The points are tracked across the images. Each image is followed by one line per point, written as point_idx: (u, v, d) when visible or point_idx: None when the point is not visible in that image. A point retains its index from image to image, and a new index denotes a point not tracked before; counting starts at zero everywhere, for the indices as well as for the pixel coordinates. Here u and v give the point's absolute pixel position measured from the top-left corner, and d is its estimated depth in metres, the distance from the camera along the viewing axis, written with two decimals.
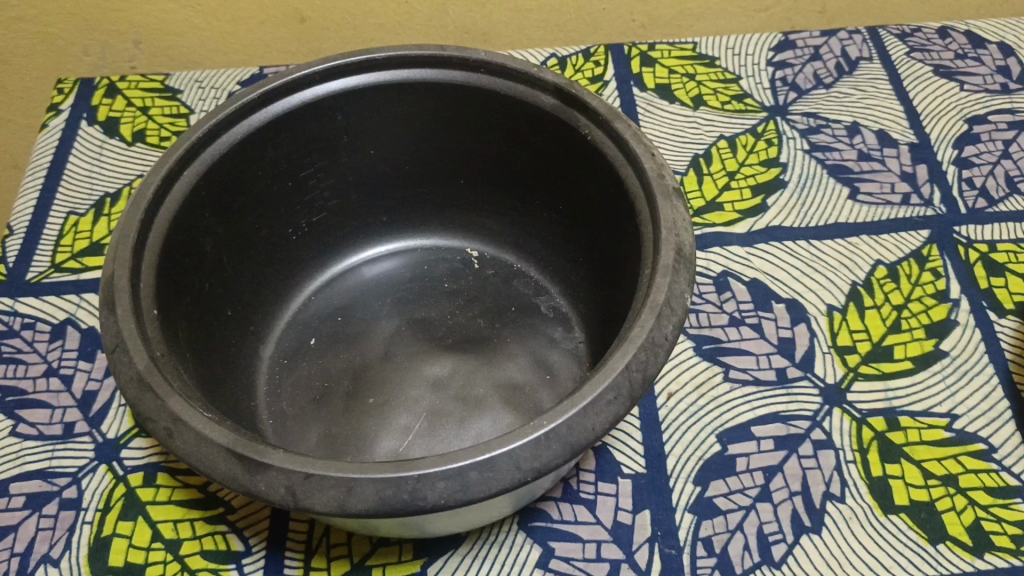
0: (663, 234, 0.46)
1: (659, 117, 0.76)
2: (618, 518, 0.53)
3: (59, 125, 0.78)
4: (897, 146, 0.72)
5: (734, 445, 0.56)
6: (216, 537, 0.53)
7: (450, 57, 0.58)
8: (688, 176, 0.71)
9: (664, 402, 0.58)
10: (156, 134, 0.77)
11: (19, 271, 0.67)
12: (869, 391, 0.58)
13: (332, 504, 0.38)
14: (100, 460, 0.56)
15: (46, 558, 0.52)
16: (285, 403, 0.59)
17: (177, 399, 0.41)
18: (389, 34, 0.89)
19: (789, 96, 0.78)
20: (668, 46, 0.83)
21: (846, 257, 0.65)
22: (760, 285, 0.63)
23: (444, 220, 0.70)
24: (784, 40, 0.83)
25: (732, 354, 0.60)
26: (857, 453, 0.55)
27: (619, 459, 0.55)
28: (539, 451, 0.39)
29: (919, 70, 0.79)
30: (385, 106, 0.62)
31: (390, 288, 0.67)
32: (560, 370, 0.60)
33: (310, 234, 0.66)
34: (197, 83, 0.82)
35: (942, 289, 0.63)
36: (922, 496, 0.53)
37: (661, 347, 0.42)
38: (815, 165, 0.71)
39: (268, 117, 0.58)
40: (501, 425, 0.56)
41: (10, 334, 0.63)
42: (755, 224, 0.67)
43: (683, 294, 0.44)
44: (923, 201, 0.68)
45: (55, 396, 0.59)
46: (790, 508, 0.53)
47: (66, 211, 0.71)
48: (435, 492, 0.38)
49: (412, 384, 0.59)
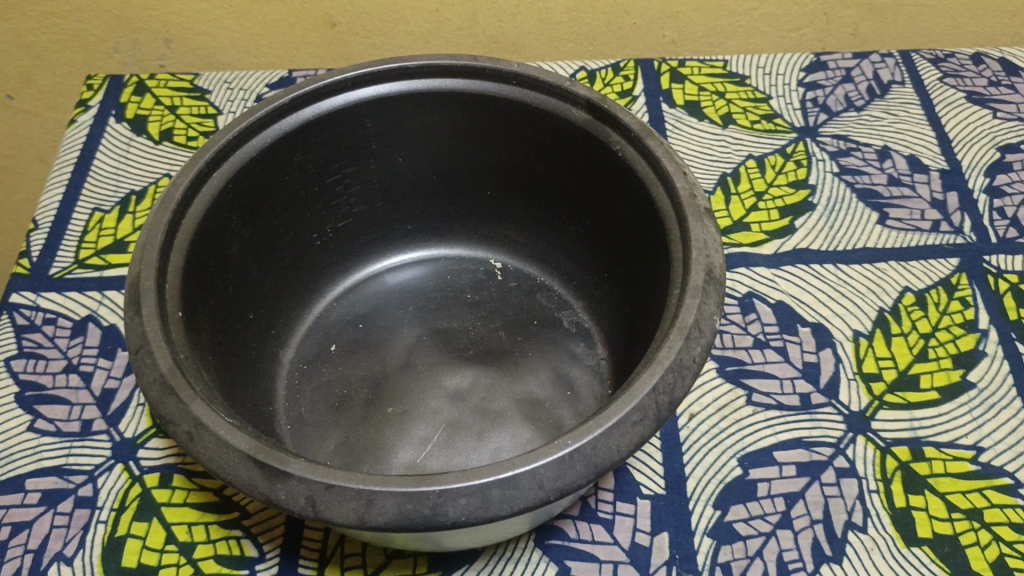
0: (694, 255, 0.45)
1: (687, 134, 0.75)
2: (636, 540, 0.52)
3: (87, 121, 0.78)
4: (928, 172, 0.72)
5: (756, 469, 0.55)
6: (230, 542, 0.52)
7: (482, 68, 0.58)
8: (715, 195, 0.71)
9: (685, 423, 0.57)
10: (184, 133, 0.77)
11: (43, 266, 0.67)
12: (894, 420, 0.57)
13: (352, 516, 0.37)
14: (116, 459, 0.56)
15: (59, 556, 0.52)
16: (304, 409, 0.59)
17: (199, 404, 0.41)
18: (419, 41, 0.89)
19: (820, 117, 0.77)
20: (699, 63, 0.82)
21: (874, 283, 0.64)
22: (786, 308, 0.63)
23: (468, 230, 0.69)
24: (816, 61, 0.82)
25: (756, 377, 0.59)
26: (881, 483, 0.54)
27: (638, 479, 0.55)
28: (562, 471, 0.38)
29: (952, 96, 0.78)
30: (415, 114, 0.62)
31: (412, 296, 0.67)
32: (581, 387, 0.59)
33: (334, 239, 0.66)
34: (226, 84, 0.82)
35: (970, 319, 0.62)
36: (945, 529, 0.52)
37: (689, 369, 0.42)
38: (844, 188, 0.71)
39: (298, 121, 0.57)
40: (520, 440, 0.56)
41: (31, 329, 0.63)
42: (783, 246, 0.67)
43: (712, 316, 0.44)
44: (953, 229, 0.68)
45: (73, 393, 0.59)
46: (810, 536, 0.52)
47: (91, 207, 0.71)
48: (457, 509, 0.38)
49: (431, 395, 0.59)
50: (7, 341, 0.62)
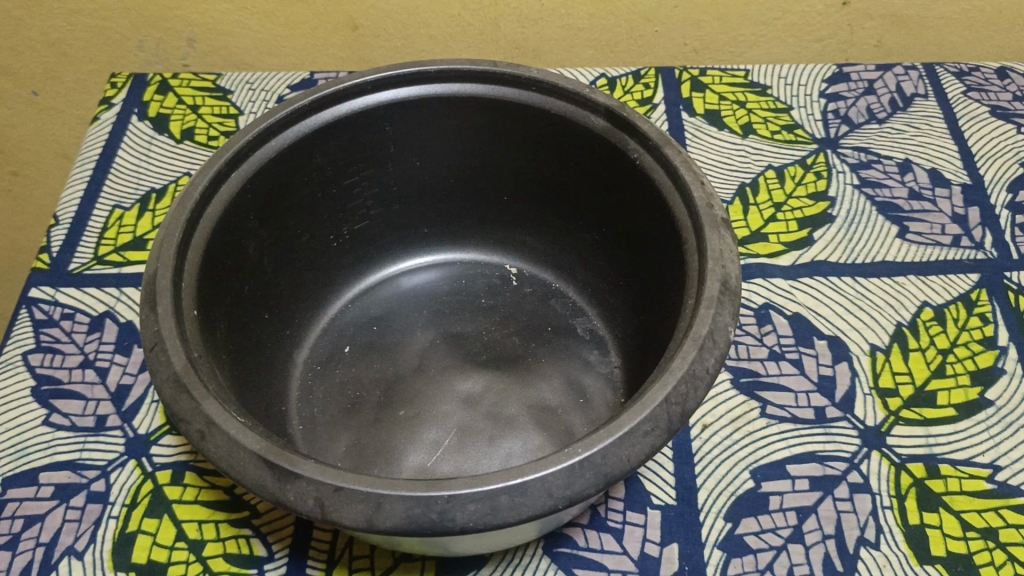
0: (709, 265, 0.45)
1: (707, 143, 0.75)
2: (645, 550, 0.52)
3: (110, 118, 0.79)
4: (949, 186, 0.71)
5: (768, 482, 0.55)
6: (239, 541, 0.52)
7: (502, 74, 0.58)
8: (734, 205, 0.70)
9: (698, 433, 0.57)
10: (205, 133, 0.78)
11: (62, 261, 0.67)
12: (910, 437, 0.56)
13: (361, 519, 0.37)
14: (129, 455, 0.56)
15: (70, 550, 0.52)
16: (316, 410, 0.59)
17: (211, 402, 0.41)
18: (441, 46, 0.89)
19: (841, 129, 0.77)
20: (720, 73, 0.82)
21: (892, 297, 0.63)
22: (802, 320, 0.62)
23: (484, 235, 0.69)
24: (838, 72, 0.82)
25: (772, 389, 0.59)
26: (895, 499, 0.54)
27: (649, 489, 0.55)
28: (572, 480, 0.38)
29: (976, 110, 0.77)
30: (435, 118, 0.62)
31: (427, 300, 0.67)
32: (594, 395, 0.59)
33: (351, 241, 0.66)
34: (248, 85, 0.82)
35: (990, 336, 0.61)
36: (959, 548, 0.52)
37: (702, 380, 0.41)
38: (864, 201, 0.70)
39: (317, 124, 0.58)
40: (531, 447, 0.56)
41: (49, 323, 0.63)
42: (800, 258, 0.66)
43: (726, 327, 0.43)
44: (974, 244, 0.67)
45: (89, 388, 0.60)
46: (822, 551, 0.52)
47: (112, 204, 0.72)
48: (465, 514, 0.37)
49: (444, 399, 0.59)
50: (25, 335, 0.63)
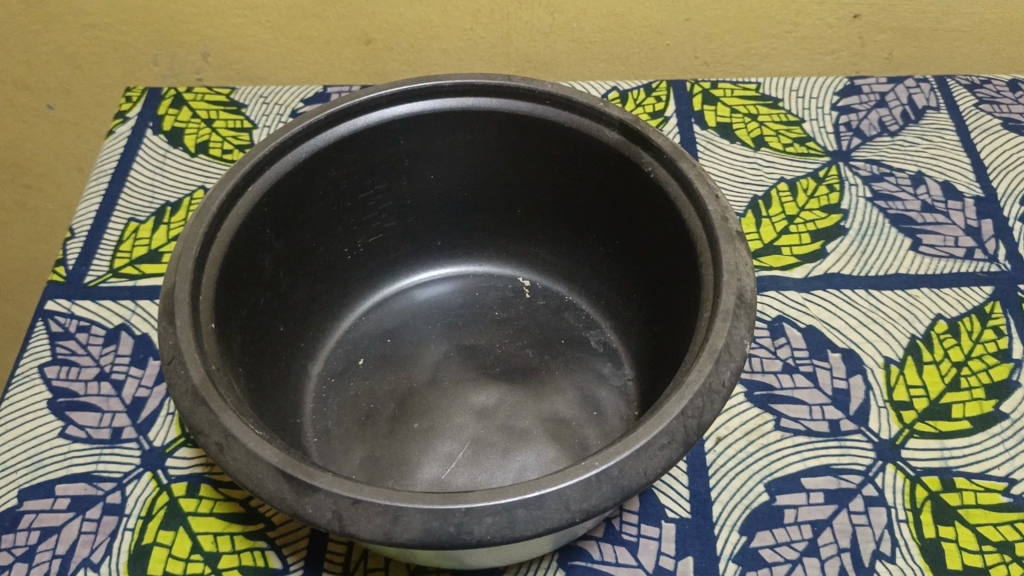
0: (725, 278, 0.45)
1: (718, 155, 0.75)
2: (660, 563, 0.52)
3: (125, 132, 0.80)
4: (962, 199, 0.71)
5: (783, 495, 0.54)
6: (254, 553, 0.52)
7: (516, 88, 0.58)
8: (746, 217, 0.70)
9: (712, 446, 0.57)
10: (219, 146, 0.78)
11: (78, 274, 0.68)
12: (925, 449, 0.56)
13: (378, 531, 0.37)
14: (145, 467, 0.56)
15: (86, 562, 0.52)
16: (331, 423, 0.59)
17: (230, 415, 0.41)
18: (453, 59, 0.89)
19: (853, 141, 0.77)
20: (731, 86, 0.82)
21: (905, 309, 0.63)
22: (815, 333, 0.62)
23: (498, 247, 0.70)
24: (850, 85, 0.82)
25: (786, 402, 0.59)
26: (910, 512, 0.53)
27: (664, 502, 0.55)
28: (589, 492, 0.38)
29: (988, 122, 0.77)
30: (449, 132, 0.62)
31: (441, 312, 0.67)
32: (608, 408, 0.59)
33: (365, 253, 0.66)
34: (262, 99, 0.83)
35: (1004, 348, 0.61)
36: (975, 562, 0.51)
37: (718, 394, 0.41)
38: (877, 214, 0.70)
39: (332, 138, 0.58)
40: (545, 459, 0.56)
41: (65, 336, 0.64)
42: (813, 270, 0.66)
43: (742, 340, 0.43)
44: (987, 257, 0.67)
45: (105, 400, 0.60)
46: (837, 565, 0.51)
47: (127, 217, 0.72)
48: (482, 527, 0.37)
49: (458, 411, 0.59)
50: (41, 348, 0.63)
